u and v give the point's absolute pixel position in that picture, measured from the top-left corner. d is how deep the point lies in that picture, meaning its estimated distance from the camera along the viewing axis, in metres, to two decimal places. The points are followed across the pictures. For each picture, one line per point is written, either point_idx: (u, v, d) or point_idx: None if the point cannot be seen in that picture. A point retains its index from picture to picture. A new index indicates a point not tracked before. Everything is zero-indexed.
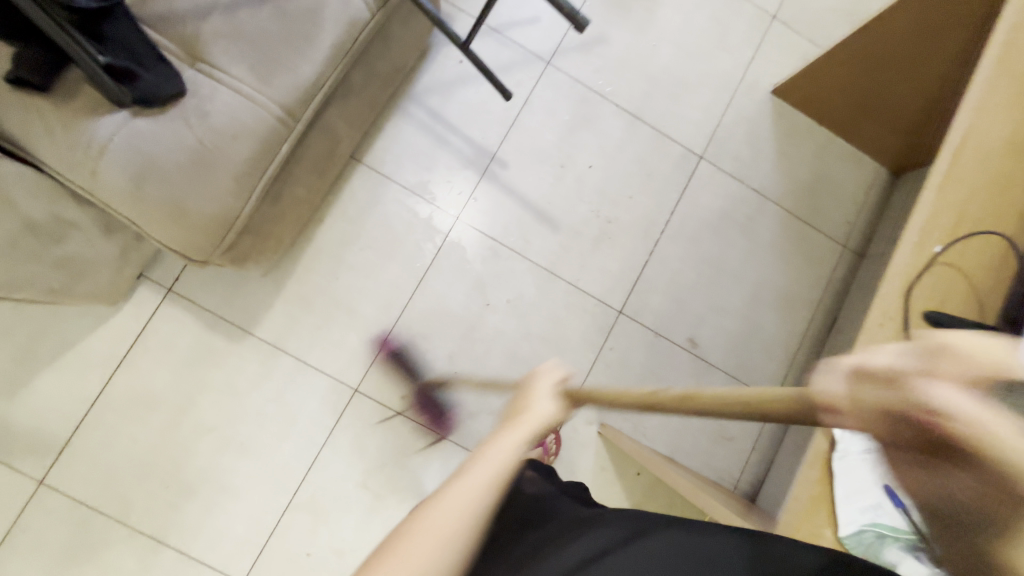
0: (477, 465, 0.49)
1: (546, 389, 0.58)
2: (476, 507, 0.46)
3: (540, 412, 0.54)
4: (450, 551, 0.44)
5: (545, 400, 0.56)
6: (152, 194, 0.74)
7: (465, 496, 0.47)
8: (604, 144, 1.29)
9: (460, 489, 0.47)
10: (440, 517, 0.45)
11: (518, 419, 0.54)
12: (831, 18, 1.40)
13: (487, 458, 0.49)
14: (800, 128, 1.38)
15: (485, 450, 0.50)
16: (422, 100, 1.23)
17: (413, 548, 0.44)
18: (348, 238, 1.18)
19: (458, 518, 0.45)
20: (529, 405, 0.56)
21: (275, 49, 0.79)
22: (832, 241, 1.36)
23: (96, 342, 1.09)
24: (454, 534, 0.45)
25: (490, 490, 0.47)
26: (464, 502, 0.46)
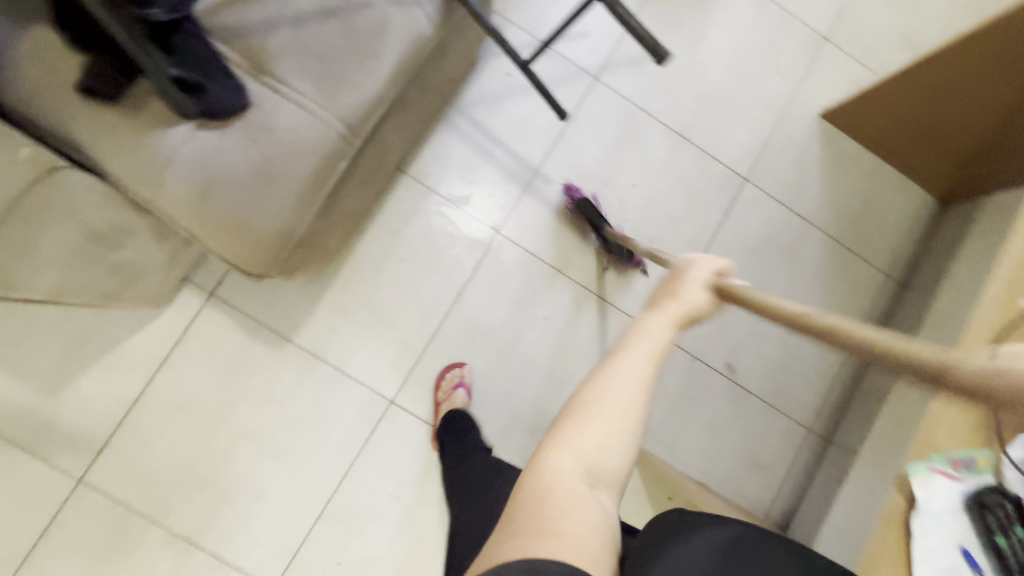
0: (639, 339, 0.51)
1: (694, 283, 0.57)
2: (640, 388, 0.49)
3: (690, 298, 0.55)
4: (634, 416, 0.48)
5: (695, 288, 0.56)
6: (216, 209, 0.74)
7: (636, 369, 0.49)
8: (648, 163, 1.28)
9: (632, 359, 0.50)
10: (617, 384, 0.49)
11: (669, 304, 0.55)
12: (885, 42, 1.37)
13: (646, 336, 0.51)
14: (849, 153, 1.35)
15: (638, 333, 0.52)
16: (468, 111, 1.23)
17: (595, 420, 0.48)
18: (389, 248, 1.18)
19: (633, 391, 0.49)
20: (677, 294, 0.56)
21: (341, 64, 0.79)
22: (876, 269, 1.33)
23: (139, 343, 1.10)
24: (632, 405, 0.48)
25: (653, 364, 0.50)
26: (635, 377, 0.49)
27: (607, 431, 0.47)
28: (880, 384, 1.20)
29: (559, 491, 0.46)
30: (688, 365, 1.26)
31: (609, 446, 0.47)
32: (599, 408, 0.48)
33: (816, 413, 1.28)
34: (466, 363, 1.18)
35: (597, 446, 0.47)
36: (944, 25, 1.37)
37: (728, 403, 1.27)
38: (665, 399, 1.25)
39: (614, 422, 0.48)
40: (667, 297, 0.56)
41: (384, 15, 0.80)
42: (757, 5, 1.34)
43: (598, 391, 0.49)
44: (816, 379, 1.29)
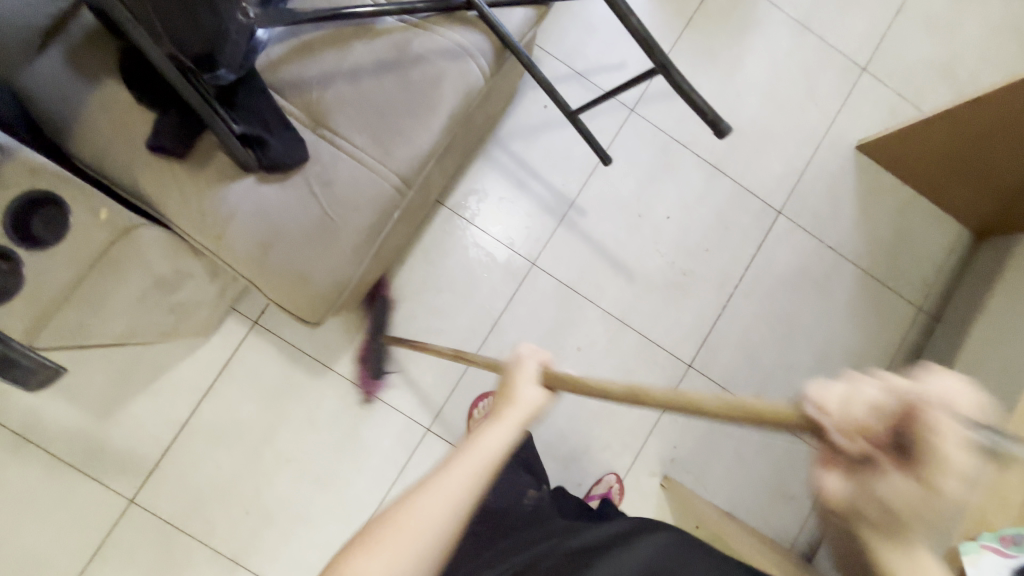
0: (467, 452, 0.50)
1: (529, 376, 0.57)
2: (451, 514, 0.47)
3: (527, 400, 0.55)
4: (442, 535, 0.46)
5: (530, 386, 0.56)
6: (278, 261, 0.77)
7: (455, 485, 0.48)
8: (683, 195, 1.28)
9: (443, 485, 0.47)
10: (424, 512, 0.46)
11: (506, 408, 0.54)
12: (925, 72, 1.36)
13: (473, 452, 0.50)
14: (884, 185, 1.35)
15: (465, 450, 0.50)
16: (505, 144, 1.25)
17: (388, 547, 0.44)
18: (427, 279, 1.20)
19: (443, 511, 0.46)
20: (515, 395, 0.55)
21: (396, 118, 0.80)
22: (908, 302, 1.33)
23: (187, 370, 1.14)
24: (443, 524, 0.46)
25: (471, 486, 0.48)
26: (446, 499, 0.47)
27: (408, 552, 0.44)
28: None
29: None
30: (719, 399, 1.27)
31: (406, 569, 0.44)
32: (406, 525, 0.45)
33: None
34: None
35: (393, 568, 0.44)
36: (984, 56, 1.36)
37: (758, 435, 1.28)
38: (696, 429, 1.26)
39: (416, 541, 0.45)
40: (505, 400, 0.55)
41: (438, 69, 0.81)
42: (794, 36, 1.34)
43: (410, 508, 0.46)
44: None
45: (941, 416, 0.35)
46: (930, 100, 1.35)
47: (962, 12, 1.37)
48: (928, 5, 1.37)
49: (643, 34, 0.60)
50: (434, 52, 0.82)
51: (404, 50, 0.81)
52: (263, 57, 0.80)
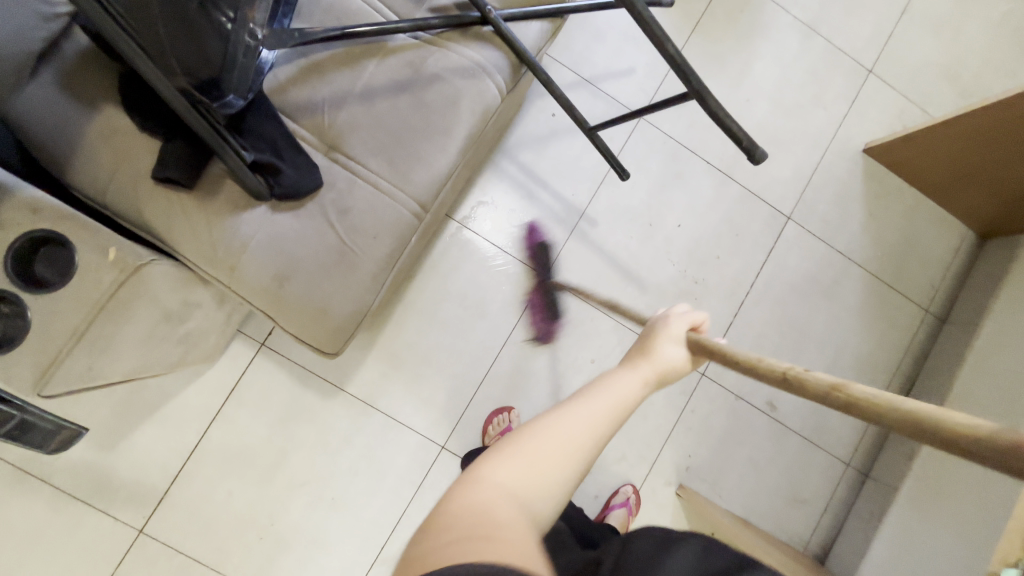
0: (604, 386, 0.58)
1: (669, 338, 0.65)
2: (600, 430, 0.54)
3: (665, 357, 0.63)
4: (585, 448, 0.52)
5: (671, 346, 0.64)
6: (294, 293, 0.74)
7: (598, 410, 0.55)
8: (694, 203, 1.27)
9: (592, 403, 0.55)
10: (577, 421, 0.53)
11: (642, 359, 0.62)
12: (928, 75, 1.37)
13: (616, 386, 0.58)
14: (890, 189, 1.35)
15: (612, 382, 0.59)
16: (514, 154, 1.22)
17: (543, 445, 0.51)
18: (438, 294, 1.18)
19: (591, 425, 0.54)
20: (652, 351, 0.63)
21: (412, 141, 0.77)
22: (915, 305, 1.34)
23: (193, 396, 1.10)
24: (586, 440, 0.53)
25: (617, 410, 0.56)
26: (595, 416, 0.54)
27: (556, 455, 0.51)
28: None
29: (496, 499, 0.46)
30: (732, 406, 1.27)
31: (551, 471, 0.50)
32: (553, 432, 0.52)
33: (855, 448, 1.31)
34: (514, 407, 1.18)
35: (541, 466, 0.50)
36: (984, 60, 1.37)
37: (770, 441, 1.28)
38: (710, 438, 1.26)
39: (564, 449, 0.51)
40: (646, 353, 0.63)
41: (455, 88, 0.78)
42: (801, 39, 1.33)
43: (558, 419, 0.53)
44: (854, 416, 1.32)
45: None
46: (933, 103, 1.36)
47: (962, 15, 1.38)
48: (930, 8, 1.38)
49: (678, 59, 0.59)
50: (450, 70, 0.79)
51: (419, 69, 0.78)
52: (271, 78, 0.77)
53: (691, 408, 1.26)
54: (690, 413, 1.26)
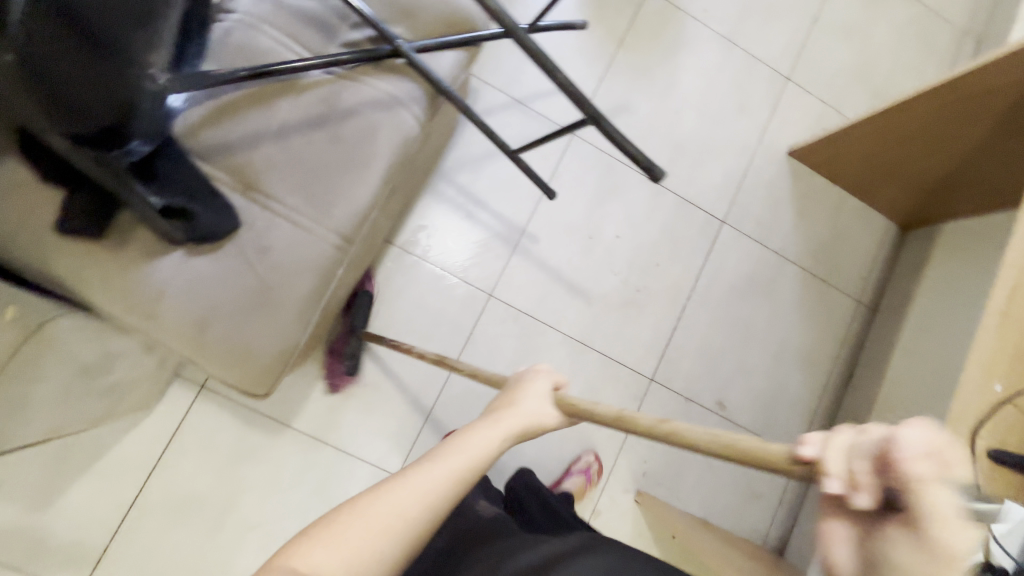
0: (445, 453, 0.53)
1: (536, 392, 0.60)
2: (429, 501, 0.50)
3: (528, 412, 0.58)
4: (413, 523, 0.49)
5: (537, 402, 0.59)
6: (216, 338, 0.73)
7: (431, 479, 0.51)
8: (631, 214, 1.31)
9: (426, 472, 0.51)
10: (404, 493, 0.49)
11: (500, 415, 0.58)
12: (841, 79, 1.45)
13: (461, 450, 0.54)
14: (817, 188, 1.41)
15: (459, 442, 0.55)
16: (451, 177, 1.23)
17: (360, 524, 0.47)
18: (383, 321, 1.18)
19: (420, 496, 0.50)
20: (515, 405, 0.59)
21: (329, 177, 0.78)
22: (848, 297, 1.41)
23: (131, 447, 1.06)
24: (409, 518, 0.49)
25: (455, 477, 0.52)
26: (427, 486, 0.50)
27: (368, 541, 0.47)
28: (860, 412, 1.28)
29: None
30: (683, 409, 1.30)
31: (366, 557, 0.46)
32: (378, 510, 0.48)
33: None
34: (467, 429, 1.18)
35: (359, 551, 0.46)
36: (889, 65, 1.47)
37: None
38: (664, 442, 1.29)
39: (375, 536, 0.47)
40: (506, 406, 0.59)
41: (372, 121, 0.79)
42: (722, 50, 1.39)
43: (384, 493, 0.49)
44: (801, 409, 1.36)
45: (929, 483, 0.28)
46: (848, 105, 1.44)
47: (868, 22, 1.48)
48: (838, 17, 1.47)
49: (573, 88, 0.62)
50: (364, 104, 0.79)
51: (333, 104, 0.79)
52: (181, 122, 0.76)
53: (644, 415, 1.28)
54: None
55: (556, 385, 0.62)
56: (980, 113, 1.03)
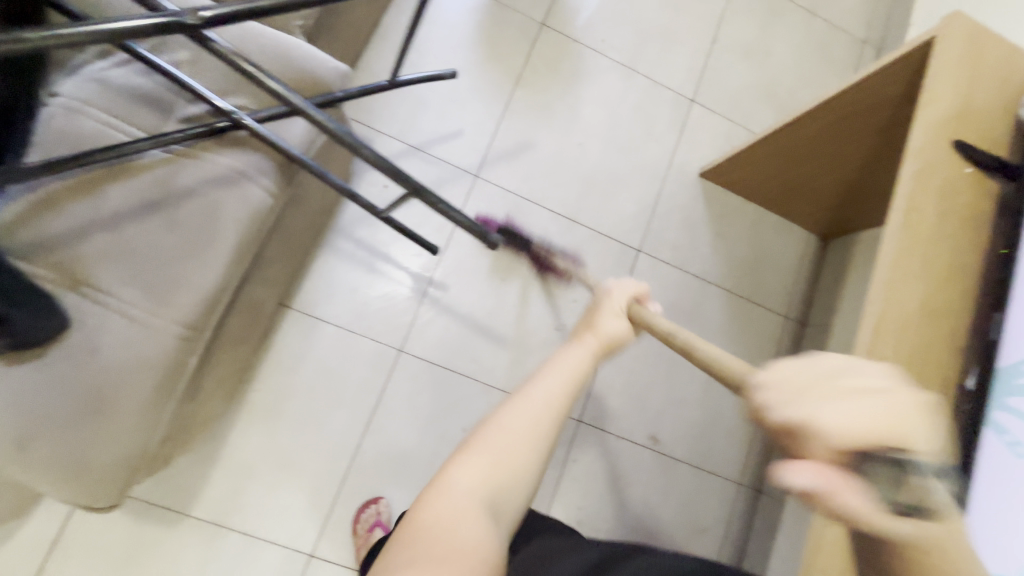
0: (559, 364, 0.61)
1: (612, 307, 0.71)
2: (558, 405, 0.58)
3: (610, 328, 0.68)
4: (548, 424, 0.57)
5: (614, 318, 0.69)
6: (44, 453, 0.67)
7: (552, 386, 0.59)
8: (544, 252, 1.28)
9: (546, 381, 0.59)
10: (534, 400, 0.57)
11: (588, 333, 0.67)
12: (745, 97, 1.46)
13: (568, 359, 0.62)
14: (733, 207, 1.40)
15: (562, 355, 0.63)
16: (350, 232, 1.18)
17: (507, 436, 0.55)
18: (285, 390, 1.11)
19: (548, 402, 0.58)
20: (597, 324, 0.69)
21: (169, 265, 0.73)
22: (775, 314, 1.39)
23: (7, 560, 0.98)
24: (543, 425, 0.57)
25: (571, 383, 0.60)
26: (551, 392, 0.58)
27: (520, 448, 0.55)
28: None
29: (458, 506, 0.50)
30: (614, 446, 1.26)
31: (519, 461, 0.55)
32: (516, 420, 0.56)
33: (745, 466, 1.32)
34: (383, 497, 1.11)
35: (507, 460, 0.54)
36: (789, 82, 1.50)
37: (659, 476, 1.27)
38: (599, 485, 1.24)
39: (525, 442, 0.55)
40: (591, 324, 0.69)
41: (215, 200, 0.75)
42: (623, 78, 1.38)
43: (518, 405, 0.57)
44: (738, 434, 1.32)
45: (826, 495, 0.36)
46: (754, 122, 1.45)
47: (766, 39, 1.50)
48: (737, 36, 1.48)
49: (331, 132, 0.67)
50: (204, 182, 0.75)
51: (170, 185, 0.74)
52: None
53: (574, 459, 1.23)
54: (573, 464, 1.23)
55: (631, 298, 0.73)
56: (864, 126, 1.03)
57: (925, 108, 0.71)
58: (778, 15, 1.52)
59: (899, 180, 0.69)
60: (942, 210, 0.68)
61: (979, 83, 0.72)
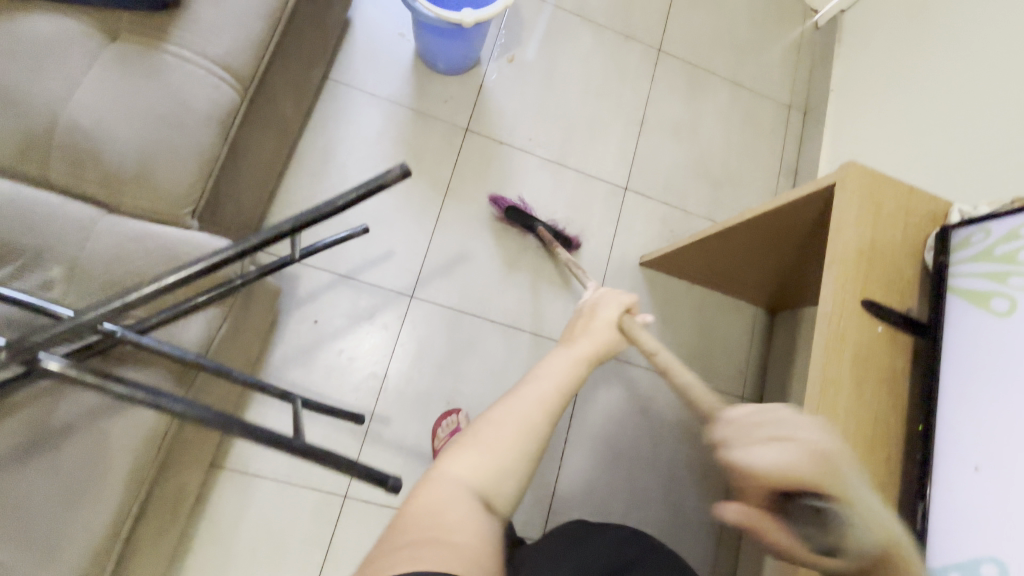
0: (555, 364, 0.60)
1: (604, 317, 0.72)
2: (555, 402, 0.55)
3: (598, 335, 0.68)
4: (544, 421, 0.54)
5: (601, 325, 0.70)
6: None
7: (548, 385, 0.56)
8: (490, 366, 1.24)
9: (539, 380, 0.57)
10: (529, 396, 0.55)
11: (579, 338, 0.66)
12: (677, 177, 1.46)
13: (559, 362, 0.61)
14: (677, 292, 1.39)
15: (553, 359, 0.61)
16: (280, 376, 1.13)
17: (499, 430, 0.52)
18: (222, 560, 1.04)
19: (545, 398, 0.55)
20: (587, 331, 0.69)
21: (51, 513, 0.66)
22: (731, 395, 1.37)
23: None
24: (540, 421, 0.53)
25: (566, 384, 0.58)
26: (546, 390, 0.56)
27: (513, 442, 0.51)
28: None
29: (451, 493, 0.46)
30: None
31: (515, 454, 0.51)
32: (510, 415, 0.53)
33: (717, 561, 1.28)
34: (461, 409, 1.19)
35: (500, 456, 0.50)
36: (719, 157, 1.51)
37: None
38: None
39: (521, 435, 0.52)
40: (579, 333, 0.69)
41: (102, 430, 0.70)
42: (554, 174, 1.37)
43: (513, 400, 0.54)
44: (705, 530, 1.29)
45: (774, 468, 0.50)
46: (689, 202, 1.45)
47: (693, 116, 1.51)
48: (664, 115, 1.49)
49: (195, 415, 0.50)
50: (88, 412, 0.70)
51: (48, 421, 0.68)
52: None
53: None
54: None
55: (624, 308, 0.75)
56: (784, 241, 1.03)
57: (829, 268, 0.70)
58: (703, 89, 1.53)
59: (816, 347, 0.67)
60: (862, 377, 0.67)
61: (880, 232, 0.72)
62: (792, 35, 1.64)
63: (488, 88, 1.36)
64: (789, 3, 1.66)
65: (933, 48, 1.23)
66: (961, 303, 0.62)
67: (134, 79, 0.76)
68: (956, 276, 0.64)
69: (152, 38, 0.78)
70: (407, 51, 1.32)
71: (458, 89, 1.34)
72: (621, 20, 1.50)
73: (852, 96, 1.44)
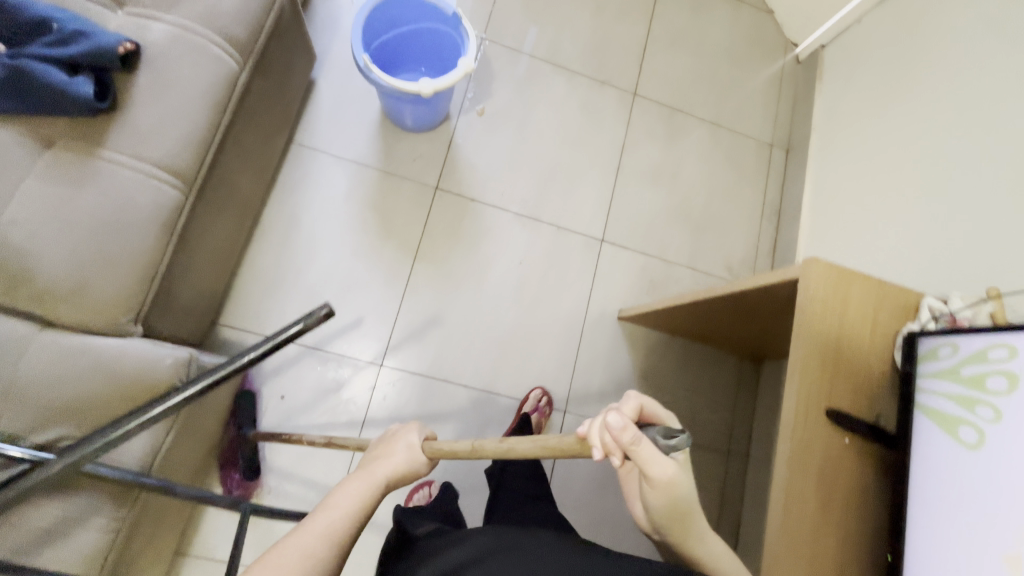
0: (347, 495, 0.56)
1: (404, 442, 0.65)
2: (341, 536, 0.53)
3: (401, 459, 0.63)
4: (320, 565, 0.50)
5: (407, 449, 0.64)
6: None
7: (335, 519, 0.53)
8: (463, 433, 1.21)
9: (327, 516, 0.53)
10: (311, 534, 0.51)
11: (374, 465, 0.61)
12: (656, 225, 1.42)
13: (352, 491, 0.56)
14: (658, 346, 1.36)
15: (344, 488, 0.57)
16: (247, 455, 1.11)
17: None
18: None
19: (330, 539, 0.52)
20: (387, 455, 0.63)
21: None
22: (717, 451, 1.33)
23: None
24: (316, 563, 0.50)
25: (355, 517, 0.55)
26: (334, 527, 0.53)
27: None
28: None
29: None
30: None
31: None
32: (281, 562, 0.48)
33: None
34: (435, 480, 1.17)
35: None
36: (699, 201, 1.47)
37: None
38: None
39: None
40: (379, 457, 0.63)
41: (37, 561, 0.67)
42: (527, 229, 1.33)
43: (287, 543, 0.50)
44: None
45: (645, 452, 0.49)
46: (668, 250, 1.41)
47: (672, 160, 1.47)
48: (641, 162, 1.45)
49: None
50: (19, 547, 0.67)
51: None
52: None
53: None
54: None
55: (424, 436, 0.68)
56: (760, 309, 1.00)
57: (791, 372, 0.67)
58: (681, 131, 1.50)
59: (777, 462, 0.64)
60: (826, 494, 0.63)
61: (848, 333, 0.68)
62: (773, 70, 1.61)
63: (458, 143, 1.33)
64: (769, 38, 1.62)
65: (915, 93, 1.18)
66: (927, 422, 0.60)
67: (68, 189, 0.74)
68: (923, 389, 0.62)
69: (88, 145, 0.76)
70: (374, 110, 1.30)
71: (427, 146, 1.31)
72: (595, 65, 1.47)
73: (834, 136, 1.40)
